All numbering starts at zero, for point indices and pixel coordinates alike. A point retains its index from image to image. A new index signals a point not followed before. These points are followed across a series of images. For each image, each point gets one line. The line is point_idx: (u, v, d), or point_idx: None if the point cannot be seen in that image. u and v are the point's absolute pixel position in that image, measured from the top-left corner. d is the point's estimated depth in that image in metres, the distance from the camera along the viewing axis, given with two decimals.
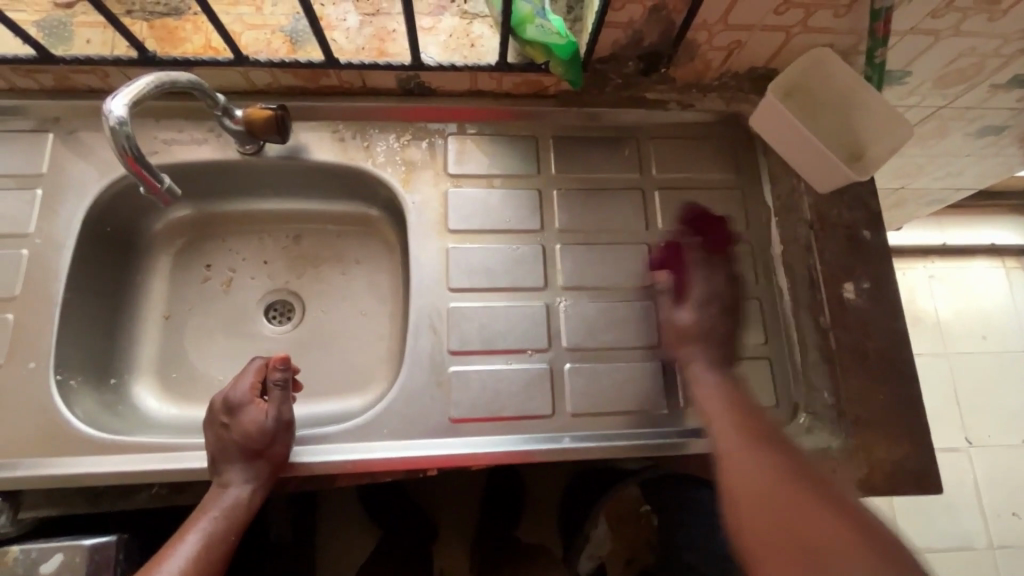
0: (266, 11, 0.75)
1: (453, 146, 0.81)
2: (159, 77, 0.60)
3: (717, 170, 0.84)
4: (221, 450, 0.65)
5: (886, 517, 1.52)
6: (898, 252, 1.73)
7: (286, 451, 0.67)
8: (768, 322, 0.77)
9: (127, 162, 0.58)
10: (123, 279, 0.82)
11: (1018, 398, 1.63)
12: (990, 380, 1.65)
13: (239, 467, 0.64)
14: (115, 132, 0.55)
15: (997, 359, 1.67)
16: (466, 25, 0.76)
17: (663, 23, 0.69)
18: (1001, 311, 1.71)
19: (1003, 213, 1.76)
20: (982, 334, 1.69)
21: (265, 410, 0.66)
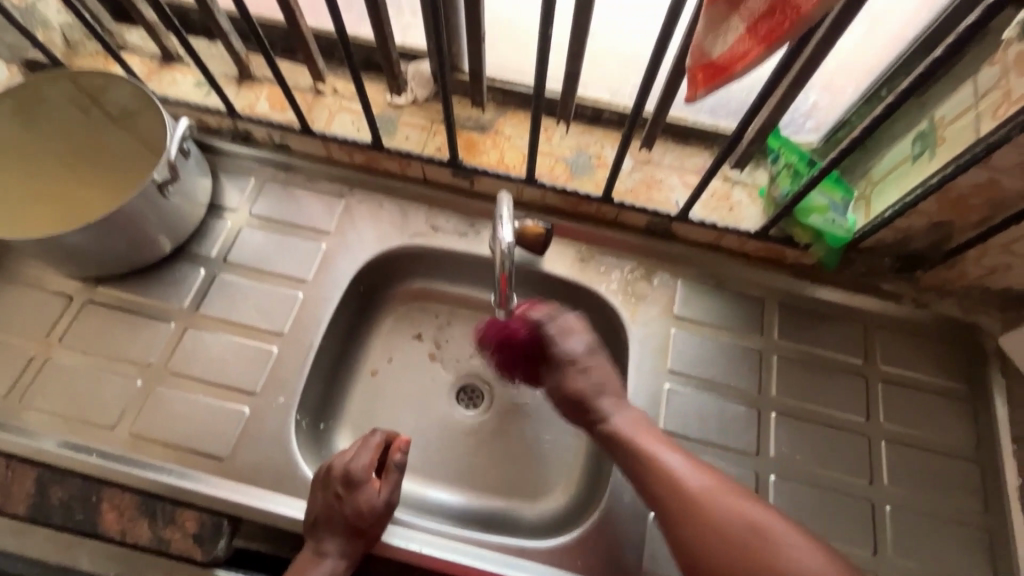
0: (555, 141, 0.85)
1: (682, 289, 0.85)
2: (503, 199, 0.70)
3: (945, 377, 0.81)
4: (328, 521, 0.64)
5: None
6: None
7: (380, 532, 0.67)
8: (996, 560, 0.72)
9: (501, 279, 0.70)
10: (354, 331, 0.90)
11: None
12: None
13: (338, 540, 0.65)
14: (507, 252, 0.66)
15: None
16: (728, 188, 0.82)
17: (940, 236, 0.71)
18: None
19: None
20: None
21: (380, 490, 0.66)
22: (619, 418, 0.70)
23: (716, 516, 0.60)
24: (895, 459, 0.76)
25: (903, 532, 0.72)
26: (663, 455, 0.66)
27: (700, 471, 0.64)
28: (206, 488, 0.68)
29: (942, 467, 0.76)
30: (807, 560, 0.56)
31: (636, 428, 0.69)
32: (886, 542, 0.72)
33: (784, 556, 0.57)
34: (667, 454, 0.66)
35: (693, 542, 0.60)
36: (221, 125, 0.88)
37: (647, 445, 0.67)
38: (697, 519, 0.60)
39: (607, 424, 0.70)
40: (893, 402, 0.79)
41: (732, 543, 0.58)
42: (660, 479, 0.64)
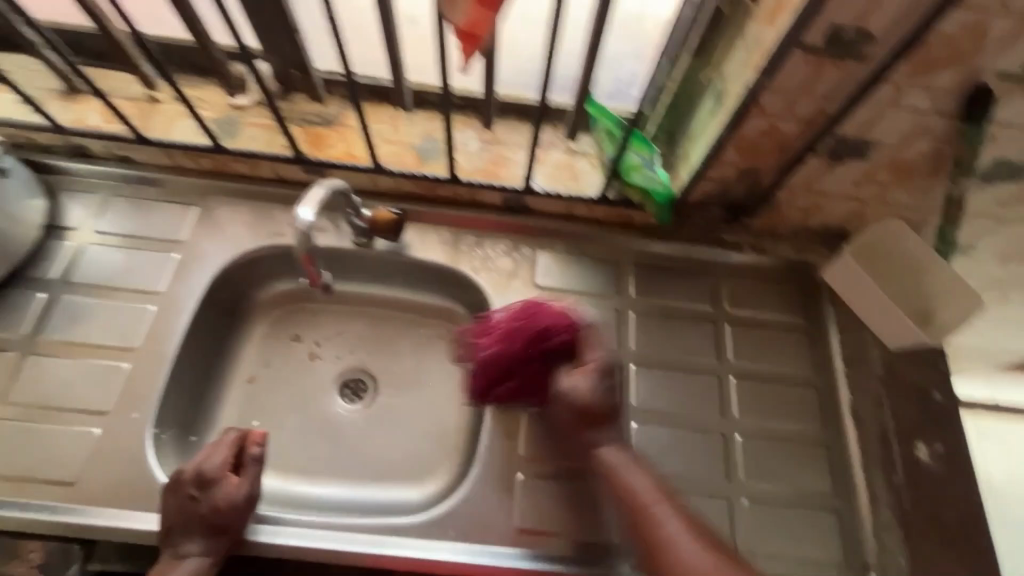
0: (403, 129, 0.86)
1: (543, 260, 0.89)
2: (330, 181, 0.73)
3: (785, 313, 0.89)
4: (183, 523, 0.64)
5: None
6: None
7: (246, 526, 0.67)
8: (835, 470, 0.78)
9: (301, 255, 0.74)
10: (223, 340, 0.88)
11: None
12: None
13: (198, 540, 0.64)
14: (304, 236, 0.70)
15: None
16: (571, 159, 0.87)
17: (751, 182, 0.77)
18: None
19: None
20: None
21: (239, 484, 0.66)
22: (612, 450, 0.72)
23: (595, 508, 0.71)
24: (743, 392, 0.83)
25: (752, 457, 0.79)
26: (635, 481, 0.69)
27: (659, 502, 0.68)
28: (54, 514, 0.66)
29: (786, 395, 0.83)
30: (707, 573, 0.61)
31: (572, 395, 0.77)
32: (737, 468, 0.78)
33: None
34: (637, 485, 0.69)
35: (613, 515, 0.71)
36: (52, 142, 0.85)
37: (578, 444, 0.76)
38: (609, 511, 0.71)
39: (602, 454, 0.72)
40: (739, 342, 0.86)
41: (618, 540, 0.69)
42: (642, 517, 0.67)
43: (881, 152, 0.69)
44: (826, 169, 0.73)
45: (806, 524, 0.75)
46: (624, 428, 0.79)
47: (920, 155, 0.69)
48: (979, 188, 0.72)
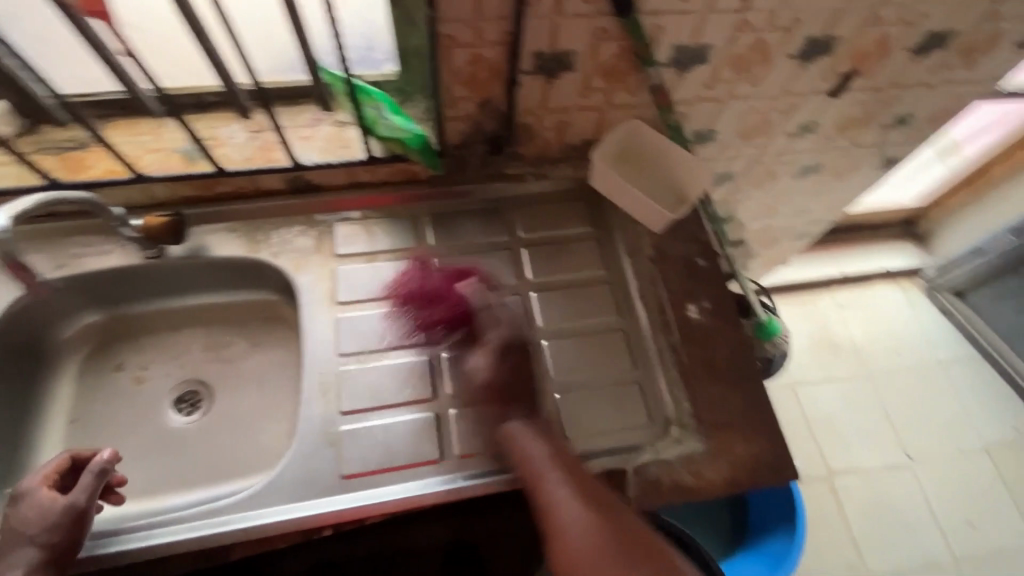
0: (164, 137, 0.87)
1: (340, 230, 0.92)
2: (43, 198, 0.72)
3: (574, 226, 0.97)
4: (8, 536, 0.65)
5: (842, 529, 1.76)
6: (789, 287, 2.14)
7: (68, 540, 0.65)
8: (631, 348, 0.87)
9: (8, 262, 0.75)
10: (29, 387, 0.86)
11: (911, 407, 1.97)
12: (896, 393, 1.99)
13: (19, 553, 0.64)
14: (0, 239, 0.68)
15: (898, 373, 2.03)
16: (340, 131, 0.91)
17: (493, 112, 0.85)
18: (892, 329, 2.11)
19: (873, 244, 2.25)
20: (880, 348, 2.07)
21: (56, 496, 0.66)
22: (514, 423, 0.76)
23: (573, 529, 0.68)
24: (545, 302, 0.90)
25: (559, 355, 0.86)
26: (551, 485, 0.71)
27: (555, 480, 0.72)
28: None
29: (582, 295, 0.91)
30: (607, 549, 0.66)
31: (537, 433, 0.75)
32: (547, 368, 0.85)
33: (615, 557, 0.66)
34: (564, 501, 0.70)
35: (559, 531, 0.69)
36: None
37: (541, 480, 0.71)
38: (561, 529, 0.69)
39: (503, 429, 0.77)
40: (535, 259, 0.94)
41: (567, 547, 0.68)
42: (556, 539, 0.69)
43: (581, 60, 0.78)
44: (546, 85, 0.81)
45: (614, 400, 0.83)
46: (438, 360, 0.84)
47: (613, 57, 0.79)
48: (675, 75, 0.84)
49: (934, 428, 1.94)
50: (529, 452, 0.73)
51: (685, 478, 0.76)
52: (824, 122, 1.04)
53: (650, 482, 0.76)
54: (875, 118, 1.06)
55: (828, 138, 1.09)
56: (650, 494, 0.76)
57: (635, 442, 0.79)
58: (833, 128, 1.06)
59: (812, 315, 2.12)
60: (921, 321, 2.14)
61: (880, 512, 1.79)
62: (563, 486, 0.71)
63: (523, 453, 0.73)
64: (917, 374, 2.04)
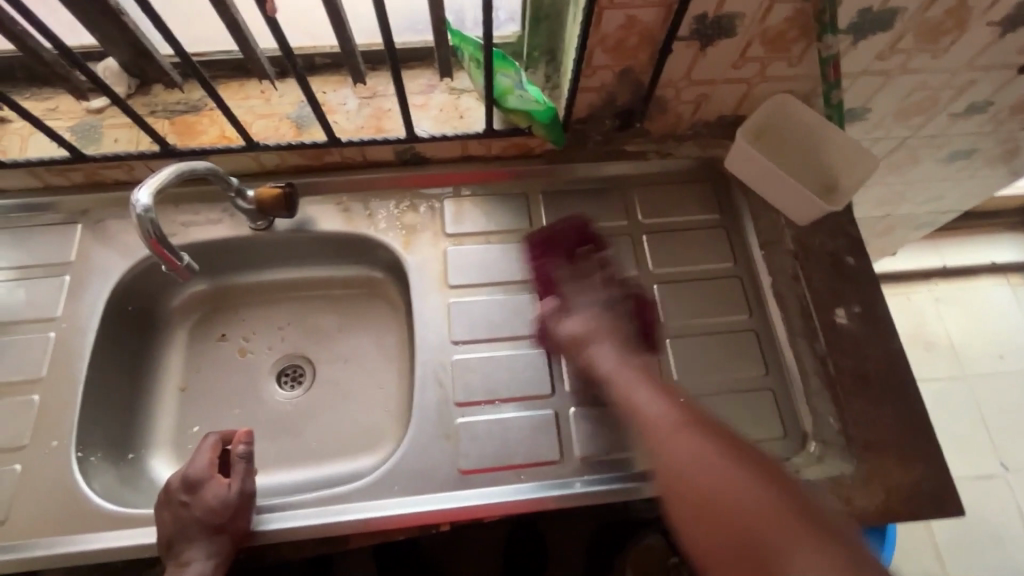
0: (274, 101, 0.83)
1: (450, 207, 0.87)
2: (179, 167, 0.68)
3: (700, 212, 0.88)
4: (178, 531, 0.63)
5: (924, 537, 1.67)
6: (883, 278, 1.98)
7: (247, 523, 0.67)
8: (765, 353, 0.79)
9: (151, 245, 0.65)
10: (143, 354, 0.86)
11: (1012, 414, 1.82)
12: (995, 398, 1.84)
13: (201, 545, 0.63)
14: (141, 220, 0.62)
15: (1000, 377, 1.87)
16: (454, 99, 0.84)
17: (631, 83, 0.76)
18: (997, 329, 1.94)
19: (981, 233, 2.04)
20: (982, 349, 1.91)
21: (229, 484, 0.66)
22: (643, 394, 0.69)
23: (679, 471, 0.61)
24: (669, 296, 0.83)
25: (684, 355, 0.79)
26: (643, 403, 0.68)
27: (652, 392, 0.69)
28: None
29: (710, 290, 0.83)
30: (741, 490, 0.57)
31: (644, 380, 0.71)
32: (670, 368, 0.79)
33: (739, 514, 0.56)
34: (654, 416, 0.66)
35: (685, 472, 0.61)
36: None
37: (625, 391, 0.70)
38: (670, 455, 0.62)
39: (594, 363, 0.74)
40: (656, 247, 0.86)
41: (730, 483, 0.58)
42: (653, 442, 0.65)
43: (746, 25, 0.68)
44: (699, 54, 0.72)
45: (745, 409, 0.76)
46: (554, 353, 0.79)
47: (784, 21, 0.68)
48: (849, 44, 0.72)
49: None
50: (632, 395, 0.69)
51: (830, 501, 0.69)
52: (998, 102, 0.90)
53: None
54: None
55: (996, 120, 0.95)
56: None
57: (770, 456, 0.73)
58: (1007, 109, 0.92)
59: (907, 309, 1.96)
60: None
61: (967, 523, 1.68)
62: (644, 398, 0.68)
63: (625, 397, 0.69)
64: (1022, 379, 1.87)
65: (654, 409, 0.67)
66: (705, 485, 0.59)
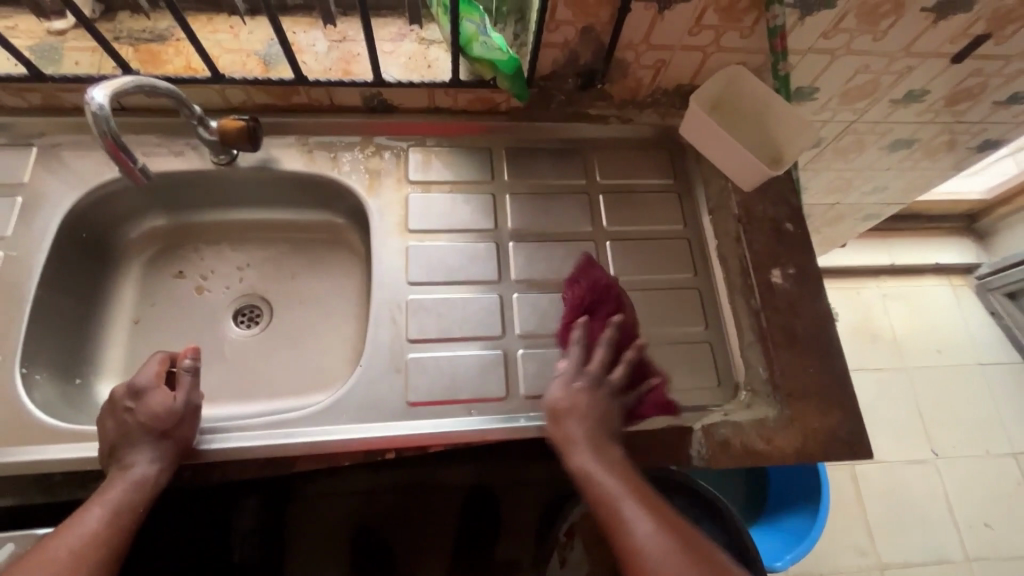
0: (243, 37, 0.83)
1: (414, 156, 0.89)
2: (140, 78, 0.67)
3: (655, 177, 0.92)
4: (121, 435, 0.65)
5: (858, 515, 1.77)
6: (835, 273, 2.08)
7: (193, 433, 0.68)
8: (706, 309, 0.84)
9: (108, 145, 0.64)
10: (96, 283, 0.85)
11: (945, 405, 1.94)
12: (931, 390, 1.96)
13: (144, 448, 0.65)
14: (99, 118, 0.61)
15: (936, 370, 1.99)
16: (423, 49, 0.86)
17: (593, 42, 0.79)
18: (937, 326, 2.06)
19: (928, 236, 2.16)
20: (923, 344, 2.02)
21: (175, 394, 0.68)
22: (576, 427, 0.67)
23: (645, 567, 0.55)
24: (621, 252, 0.87)
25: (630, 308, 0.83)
26: (590, 461, 0.64)
27: (629, 496, 0.60)
28: None
29: (658, 249, 0.87)
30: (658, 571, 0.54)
31: (595, 411, 0.68)
32: None
33: None
34: (616, 491, 0.61)
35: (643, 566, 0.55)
36: None
37: (569, 441, 0.66)
38: (628, 547, 0.57)
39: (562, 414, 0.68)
40: (611, 206, 0.90)
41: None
42: (618, 536, 0.58)
43: None
44: (656, 16, 0.75)
45: (682, 359, 0.81)
46: (507, 298, 0.82)
47: None
48: (796, 18, 0.77)
49: (965, 429, 1.91)
50: (570, 431, 0.66)
51: (756, 442, 0.74)
52: (934, 91, 0.96)
53: (717, 442, 0.74)
54: (989, 93, 0.98)
55: (932, 110, 1.01)
56: (716, 454, 0.74)
57: (703, 402, 0.78)
58: (942, 99, 0.99)
59: (855, 303, 2.07)
60: (968, 321, 2.07)
61: (898, 504, 1.79)
62: (621, 497, 0.60)
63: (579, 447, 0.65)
64: (956, 373, 1.99)
65: (620, 484, 0.62)
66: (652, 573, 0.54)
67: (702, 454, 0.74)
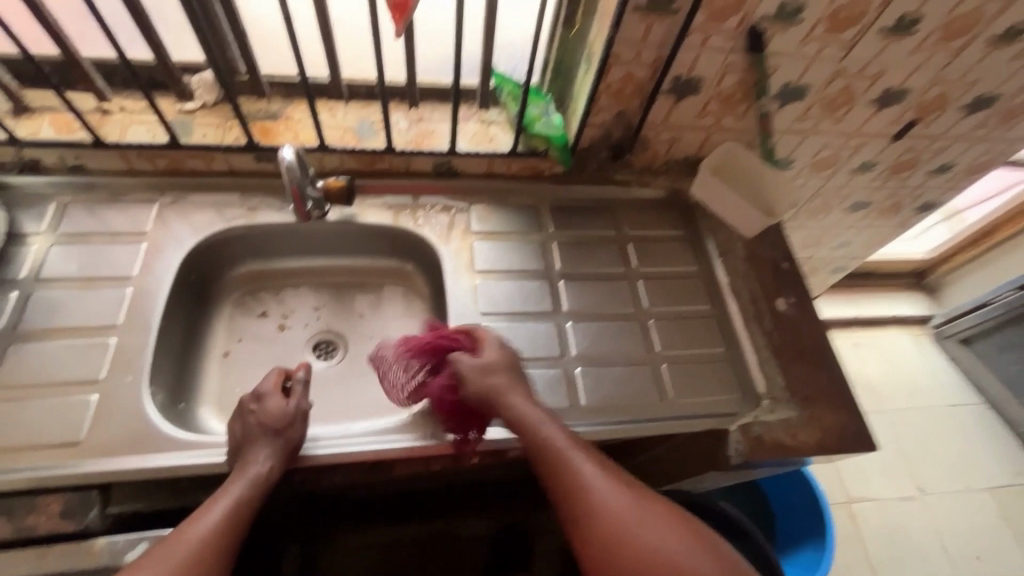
0: (340, 116, 1.02)
1: (475, 212, 1.06)
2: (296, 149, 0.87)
3: (672, 228, 1.11)
4: (245, 434, 0.74)
5: (860, 553, 1.86)
6: None
7: (301, 436, 0.76)
8: (726, 333, 0.99)
9: (293, 190, 0.87)
10: (195, 320, 0.96)
11: (923, 443, 2.10)
12: (908, 430, 2.13)
13: (263, 445, 0.73)
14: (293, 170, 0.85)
15: (910, 411, 2.17)
16: (485, 127, 1.06)
17: (624, 123, 1.01)
18: (905, 371, 2.27)
19: (885, 291, 2.44)
20: (895, 388, 2.22)
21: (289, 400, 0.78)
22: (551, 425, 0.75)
23: (624, 523, 0.65)
24: (650, 288, 1.04)
25: (664, 333, 0.99)
26: (553, 432, 0.74)
27: (578, 451, 0.72)
28: (65, 470, 0.71)
29: (681, 286, 1.05)
30: (637, 524, 0.65)
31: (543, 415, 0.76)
32: (654, 342, 0.98)
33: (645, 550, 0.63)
34: (585, 474, 0.70)
35: (615, 522, 0.65)
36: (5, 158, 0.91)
37: (529, 424, 0.74)
38: (601, 511, 0.67)
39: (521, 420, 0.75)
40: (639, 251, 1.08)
41: (619, 535, 0.64)
42: (576, 502, 0.68)
43: (707, 85, 0.95)
44: (674, 104, 0.98)
45: (711, 375, 0.95)
46: (562, 326, 0.97)
47: (733, 85, 0.96)
48: (777, 106, 1.00)
49: (945, 466, 2.07)
50: (524, 416, 0.75)
51: (782, 437, 0.88)
52: (881, 162, 1.21)
53: (752, 438, 0.88)
54: (924, 164, 1.24)
55: (882, 177, 1.27)
56: (752, 448, 0.87)
57: (732, 410, 0.92)
58: (888, 169, 1.24)
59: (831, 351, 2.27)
60: (931, 366, 2.30)
61: (895, 540, 1.89)
62: (584, 463, 0.71)
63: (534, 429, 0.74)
64: (928, 413, 2.18)
65: (594, 471, 0.70)
66: (619, 523, 0.65)
67: (739, 451, 0.87)
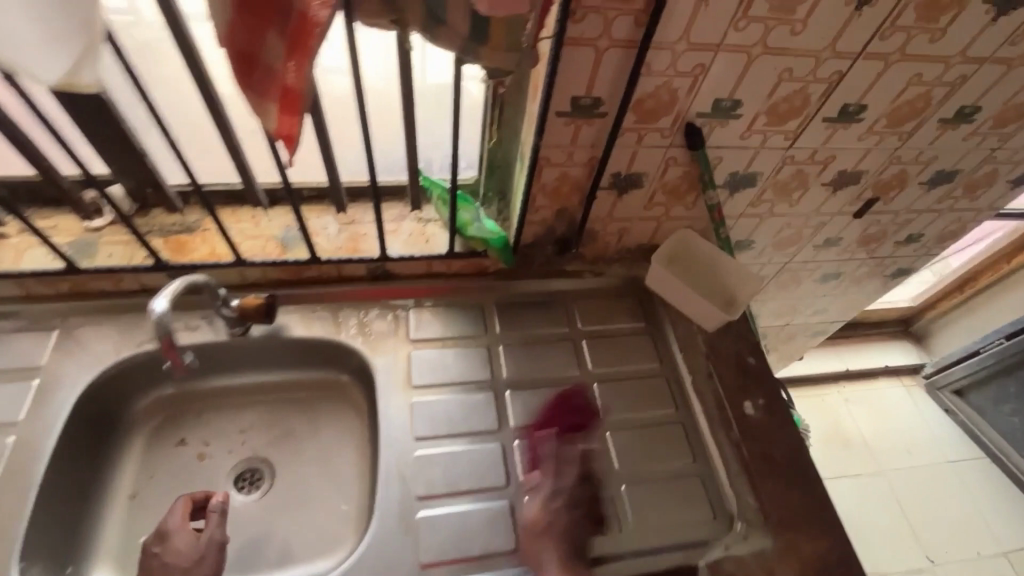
0: (263, 224, 0.96)
1: (414, 316, 0.98)
2: (184, 281, 0.78)
3: (632, 321, 1.02)
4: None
5: None
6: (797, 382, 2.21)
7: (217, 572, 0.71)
8: (691, 442, 0.90)
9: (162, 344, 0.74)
10: (97, 460, 0.86)
11: (927, 506, 1.98)
12: (910, 492, 2.01)
13: None
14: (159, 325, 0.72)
15: (910, 471, 2.06)
16: (421, 226, 1.00)
17: (566, 219, 0.95)
18: (900, 426, 2.17)
19: (872, 341, 2.36)
20: (891, 446, 2.11)
21: (201, 534, 0.72)
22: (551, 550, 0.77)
23: None
24: (606, 392, 0.94)
25: (622, 447, 0.89)
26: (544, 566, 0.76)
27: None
28: None
29: (640, 390, 0.95)
30: None
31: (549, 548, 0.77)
32: (612, 458, 0.88)
33: None
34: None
35: None
36: None
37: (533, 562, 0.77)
38: None
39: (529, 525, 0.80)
40: (595, 349, 0.99)
41: None
42: None
43: (650, 179, 0.89)
44: (617, 199, 0.92)
45: (676, 495, 0.85)
46: (509, 447, 0.87)
47: (677, 178, 0.91)
48: (727, 195, 0.95)
49: (952, 531, 1.94)
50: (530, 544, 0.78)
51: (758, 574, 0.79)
52: (845, 237, 1.16)
53: None
54: (890, 236, 1.19)
55: (849, 249, 1.21)
56: None
57: (701, 537, 0.82)
58: (853, 242, 1.19)
59: (821, 409, 2.17)
60: (927, 420, 2.20)
61: None
62: None
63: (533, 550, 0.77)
64: (929, 472, 2.06)
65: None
66: None
67: None
